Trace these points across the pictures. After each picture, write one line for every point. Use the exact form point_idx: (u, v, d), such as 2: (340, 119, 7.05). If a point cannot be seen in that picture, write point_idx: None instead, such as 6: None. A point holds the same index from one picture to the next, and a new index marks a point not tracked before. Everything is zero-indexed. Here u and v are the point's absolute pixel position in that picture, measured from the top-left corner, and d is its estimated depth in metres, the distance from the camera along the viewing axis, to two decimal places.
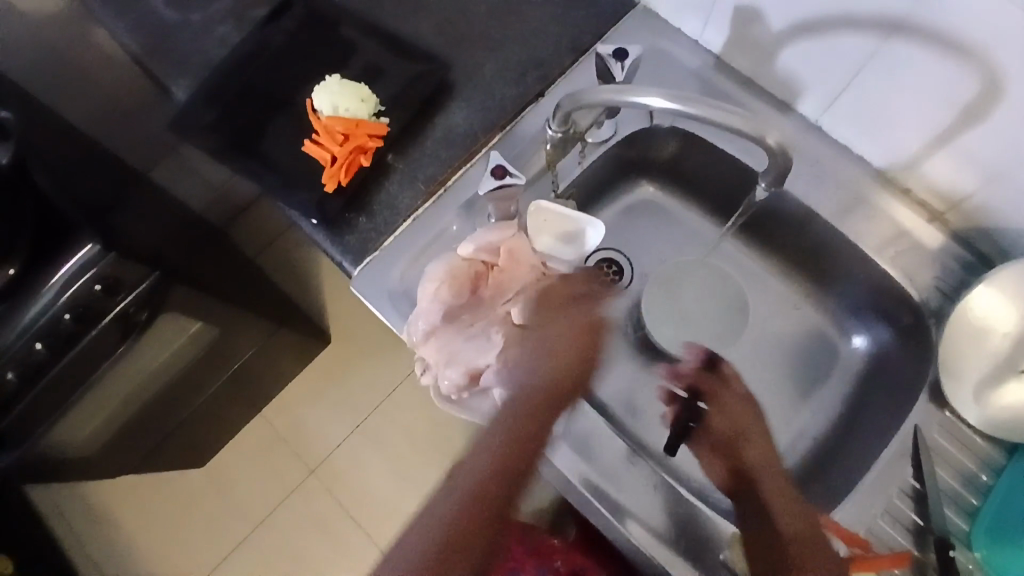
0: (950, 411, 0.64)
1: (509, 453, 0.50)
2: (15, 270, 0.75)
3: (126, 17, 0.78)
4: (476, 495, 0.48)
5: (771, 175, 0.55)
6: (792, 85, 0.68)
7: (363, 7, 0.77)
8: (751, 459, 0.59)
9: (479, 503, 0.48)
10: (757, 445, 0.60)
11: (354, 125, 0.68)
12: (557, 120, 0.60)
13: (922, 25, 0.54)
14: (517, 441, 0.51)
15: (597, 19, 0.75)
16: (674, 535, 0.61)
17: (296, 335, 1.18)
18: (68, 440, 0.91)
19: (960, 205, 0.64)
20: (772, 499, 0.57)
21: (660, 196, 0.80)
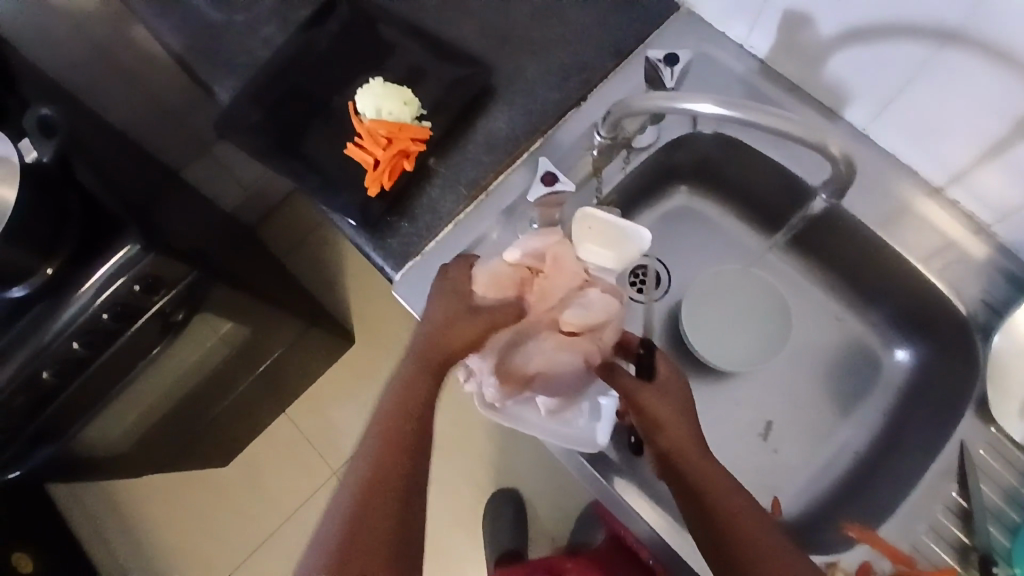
0: (997, 427, 0.62)
1: (403, 404, 0.50)
2: (53, 270, 0.74)
3: (170, 18, 0.81)
4: (385, 447, 0.48)
5: (832, 187, 0.55)
6: (838, 92, 0.67)
7: (405, 9, 0.78)
8: (669, 439, 0.54)
9: (391, 455, 0.48)
10: (672, 434, 0.54)
11: (397, 129, 0.68)
12: (607, 126, 0.60)
13: (977, 36, 0.52)
14: (407, 394, 0.50)
15: (641, 22, 0.74)
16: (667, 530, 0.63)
17: (325, 335, 1.19)
18: (102, 437, 0.92)
19: (1008, 218, 0.62)
20: (699, 481, 0.51)
21: (699, 202, 0.79)
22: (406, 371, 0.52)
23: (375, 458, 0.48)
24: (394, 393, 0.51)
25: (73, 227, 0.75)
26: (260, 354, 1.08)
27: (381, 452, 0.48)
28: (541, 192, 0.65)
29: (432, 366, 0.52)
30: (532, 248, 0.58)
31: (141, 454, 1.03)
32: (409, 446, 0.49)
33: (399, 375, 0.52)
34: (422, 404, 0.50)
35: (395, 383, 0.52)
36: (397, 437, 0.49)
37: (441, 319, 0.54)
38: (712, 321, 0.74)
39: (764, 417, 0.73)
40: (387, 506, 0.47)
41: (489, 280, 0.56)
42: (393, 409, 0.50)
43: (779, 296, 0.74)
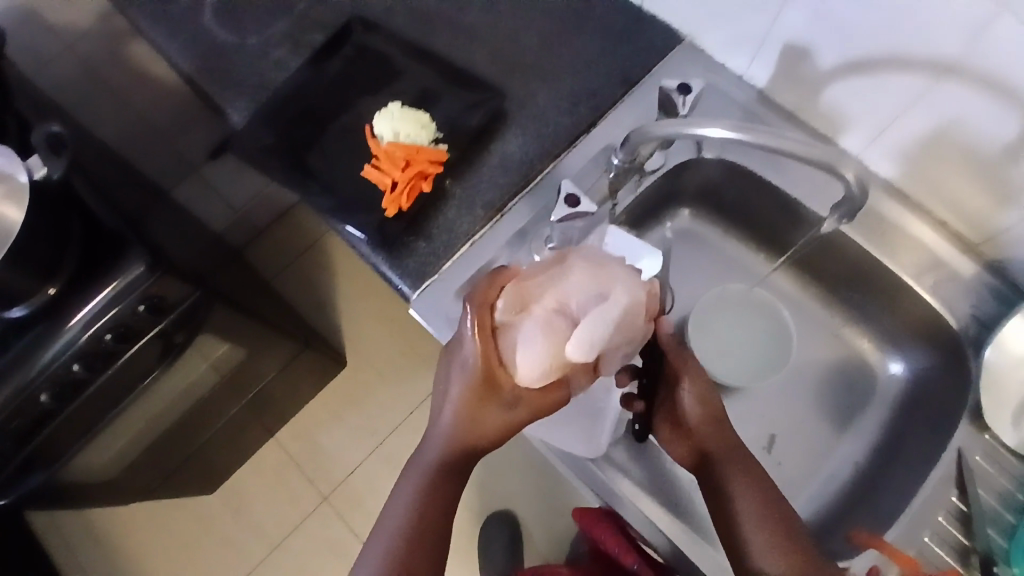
0: (990, 434, 0.66)
1: (424, 504, 0.53)
2: (55, 291, 0.73)
3: (182, 42, 0.81)
4: (408, 543, 0.52)
5: (845, 209, 0.58)
6: (835, 120, 0.71)
7: (418, 35, 0.80)
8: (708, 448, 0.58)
9: (411, 551, 0.52)
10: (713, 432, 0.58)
11: (415, 151, 0.70)
12: (624, 151, 0.63)
13: (970, 70, 0.56)
14: (430, 495, 0.53)
15: (646, 53, 0.78)
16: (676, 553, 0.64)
17: (316, 357, 1.18)
18: (92, 465, 0.89)
19: (995, 239, 0.67)
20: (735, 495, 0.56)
21: (699, 224, 0.83)
22: (425, 473, 0.54)
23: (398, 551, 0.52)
24: (415, 491, 0.54)
25: (74, 249, 0.74)
26: (252, 381, 1.07)
27: (403, 546, 0.52)
28: (566, 213, 0.65)
29: (452, 466, 0.54)
30: (591, 337, 0.53)
31: (127, 482, 1.00)
32: (428, 543, 0.53)
33: (420, 472, 0.54)
34: (441, 508, 0.53)
35: (415, 480, 0.54)
36: (419, 536, 0.52)
37: (466, 408, 0.53)
38: (717, 341, 0.77)
39: (769, 434, 0.76)
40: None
41: (538, 374, 0.53)
42: (415, 509, 0.53)
43: (783, 315, 0.77)
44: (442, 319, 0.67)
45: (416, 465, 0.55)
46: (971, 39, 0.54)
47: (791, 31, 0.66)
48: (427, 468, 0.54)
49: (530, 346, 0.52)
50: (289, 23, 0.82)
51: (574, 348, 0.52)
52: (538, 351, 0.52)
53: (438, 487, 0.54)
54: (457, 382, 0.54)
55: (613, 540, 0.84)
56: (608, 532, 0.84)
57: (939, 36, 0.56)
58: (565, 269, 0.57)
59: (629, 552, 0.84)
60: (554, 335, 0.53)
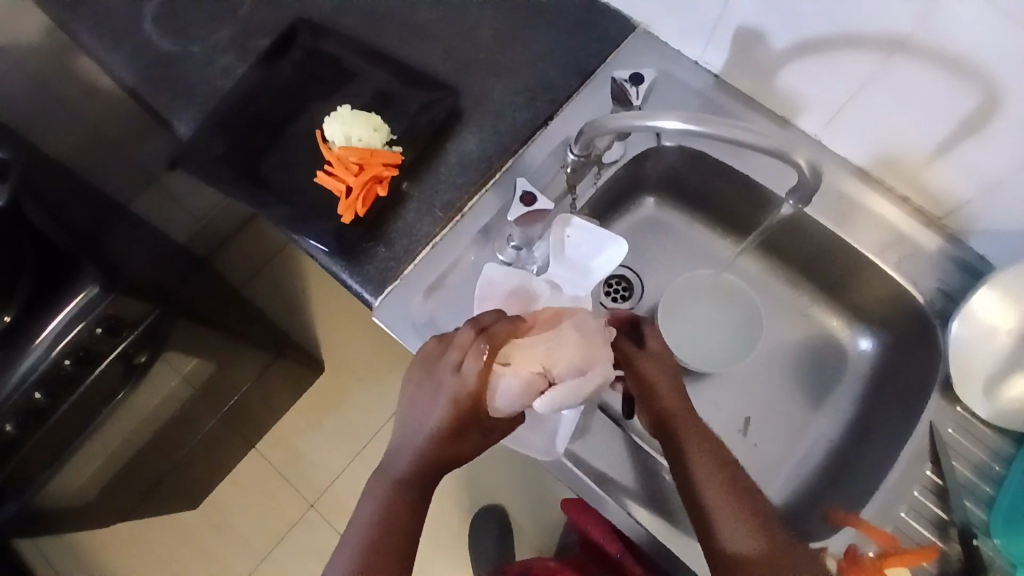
0: (962, 406, 0.66)
1: (390, 513, 0.52)
2: (10, 317, 0.71)
3: (125, 54, 0.79)
4: (376, 542, 0.51)
5: (800, 193, 0.56)
6: (792, 102, 0.70)
7: (368, 36, 0.78)
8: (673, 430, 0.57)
9: (378, 561, 0.50)
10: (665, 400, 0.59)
11: (369, 154, 0.68)
12: (579, 145, 0.62)
13: (923, 46, 0.56)
14: (396, 505, 0.52)
15: (600, 41, 0.77)
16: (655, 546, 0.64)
17: (292, 365, 1.16)
18: (65, 491, 0.88)
19: (957, 212, 0.67)
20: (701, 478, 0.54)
21: (664, 211, 0.82)
22: (390, 485, 0.53)
23: (362, 561, 0.50)
24: (380, 500, 0.52)
25: (28, 271, 0.72)
26: (227, 393, 1.06)
27: (366, 557, 0.50)
28: (522, 211, 0.65)
29: (420, 477, 0.53)
30: (561, 399, 0.54)
31: (106, 504, 0.98)
32: (395, 551, 0.51)
33: (384, 484, 0.53)
34: (408, 518, 0.52)
35: (380, 490, 0.53)
36: (384, 546, 0.51)
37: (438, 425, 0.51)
38: (687, 330, 0.76)
39: (744, 418, 0.76)
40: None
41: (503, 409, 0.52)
42: (381, 518, 0.51)
43: (748, 299, 0.77)
44: (407, 326, 0.66)
45: (381, 477, 0.54)
46: (921, 15, 0.54)
47: (743, 15, 0.65)
48: (392, 479, 0.53)
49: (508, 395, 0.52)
50: (235, 29, 0.80)
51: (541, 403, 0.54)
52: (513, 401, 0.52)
53: (406, 497, 0.52)
54: (436, 409, 0.52)
55: (601, 531, 0.87)
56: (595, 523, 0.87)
57: (890, 14, 0.55)
58: (558, 334, 0.55)
59: (614, 543, 0.86)
60: (531, 396, 0.52)
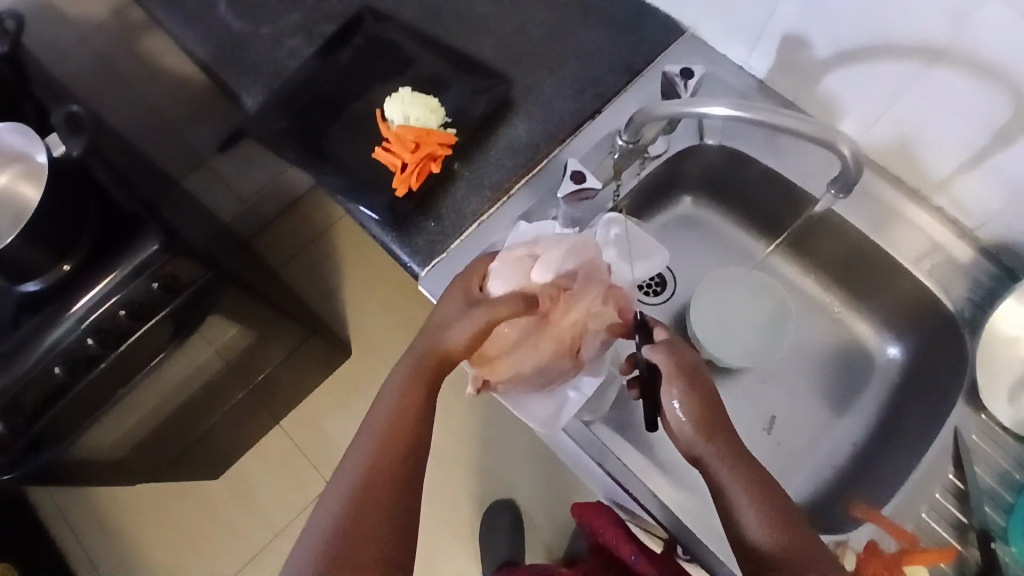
0: (987, 414, 0.67)
1: (397, 423, 0.53)
2: (70, 267, 0.74)
3: (197, 29, 0.83)
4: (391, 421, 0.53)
5: (840, 182, 0.59)
6: (833, 107, 0.73)
7: (428, 26, 0.82)
8: (699, 445, 0.53)
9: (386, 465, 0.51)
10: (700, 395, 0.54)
11: (425, 134, 0.72)
12: (628, 132, 0.65)
13: (963, 55, 0.58)
14: (404, 411, 0.53)
15: (649, 43, 0.80)
16: (678, 527, 0.65)
17: (323, 346, 1.19)
18: (96, 447, 0.89)
19: (990, 222, 0.69)
20: (728, 481, 0.51)
21: (700, 211, 0.85)
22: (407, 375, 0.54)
23: (375, 458, 0.51)
24: (391, 409, 0.54)
25: (90, 229, 0.75)
26: (257, 368, 1.08)
27: (379, 457, 0.52)
28: (571, 189, 0.68)
29: (423, 384, 0.54)
30: (554, 270, 0.62)
31: (131, 465, 1.00)
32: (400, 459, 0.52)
33: (397, 382, 0.55)
34: (415, 424, 0.53)
35: (389, 400, 0.54)
36: (393, 454, 0.52)
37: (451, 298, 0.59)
38: (716, 323, 0.78)
39: (770, 418, 0.77)
40: (383, 509, 0.50)
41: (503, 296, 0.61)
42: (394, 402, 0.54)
43: (782, 296, 0.79)
44: None
45: (391, 391, 0.55)
46: (960, 26, 0.57)
47: (789, 21, 0.69)
48: (400, 388, 0.54)
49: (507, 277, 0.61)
50: (303, 12, 0.84)
51: (539, 273, 0.61)
52: (509, 288, 0.60)
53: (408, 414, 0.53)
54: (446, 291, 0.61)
55: (615, 533, 0.86)
56: (609, 526, 0.87)
57: (931, 23, 0.58)
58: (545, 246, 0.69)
59: (627, 543, 0.84)
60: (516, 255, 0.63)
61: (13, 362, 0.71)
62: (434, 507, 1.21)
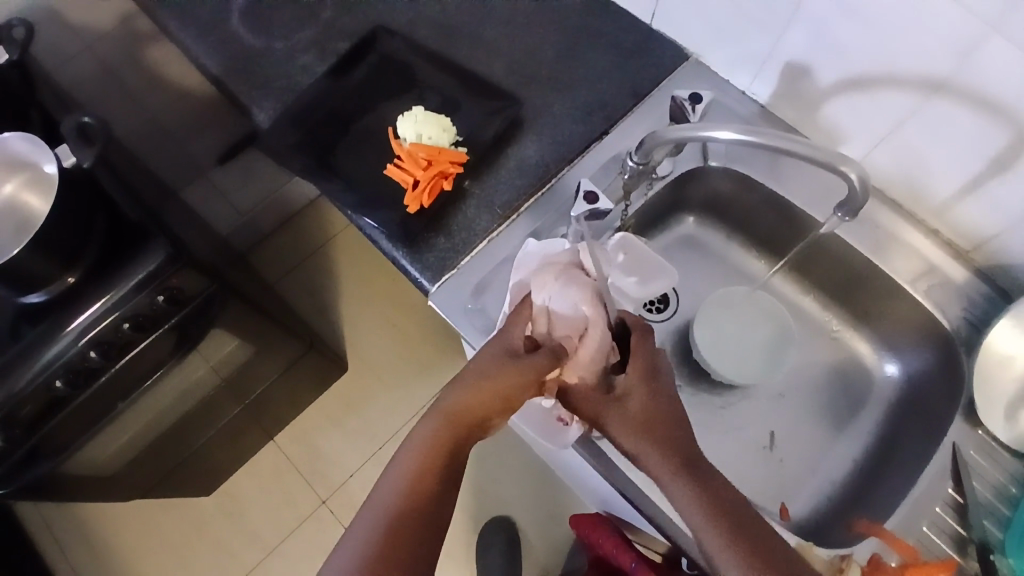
0: (983, 430, 0.69)
1: (415, 488, 0.52)
2: (74, 279, 0.73)
3: (210, 44, 0.84)
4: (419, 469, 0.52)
5: (846, 207, 0.61)
6: (833, 133, 0.75)
7: (439, 47, 0.84)
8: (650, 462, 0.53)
9: (399, 538, 0.50)
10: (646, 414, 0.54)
11: (437, 152, 0.73)
12: (639, 154, 0.67)
13: (960, 87, 0.61)
14: (432, 456, 0.53)
15: (654, 68, 0.82)
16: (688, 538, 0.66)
17: (318, 361, 1.19)
18: (91, 461, 0.87)
19: (984, 245, 0.71)
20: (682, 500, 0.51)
21: (702, 231, 0.87)
22: (436, 427, 0.54)
23: (399, 504, 0.51)
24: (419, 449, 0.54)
25: (96, 240, 0.74)
26: (253, 383, 1.07)
27: (404, 497, 0.51)
28: (585, 210, 0.69)
29: (452, 432, 0.54)
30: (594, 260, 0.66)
31: (123, 480, 0.98)
32: (414, 533, 0.50)
33: (428, 429, 0.55)
34: (443, 473, 0.53)
35: (406, 462, 0.53)
36: (409, 523, 0.50)
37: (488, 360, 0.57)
38: (719, 340, 0.80)
39: (770, 434, 0.79)
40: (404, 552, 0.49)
41: (575, 308, 0.61)
42: (424, 450, 0.53)
43: (782, 316, 0.81)
44: (460, 311, 0.70)
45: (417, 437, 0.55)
46: (959, 59, 0.59)
47: (791, 50, 0.71)
48: (431, 431, 0.54)
49: (561, 304, 0.61)
50: (316, 30, 0.85)
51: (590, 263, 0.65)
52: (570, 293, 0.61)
53: (426, 480, 0.52)
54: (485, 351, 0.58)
55: (613, 542, 0.88)
56: (608, 537, 0.89)
57: (930, 56, 0.61)
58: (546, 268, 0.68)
59: (627, 551, 0.86)
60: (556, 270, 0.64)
61: (12, 374, 0.70)
62: None
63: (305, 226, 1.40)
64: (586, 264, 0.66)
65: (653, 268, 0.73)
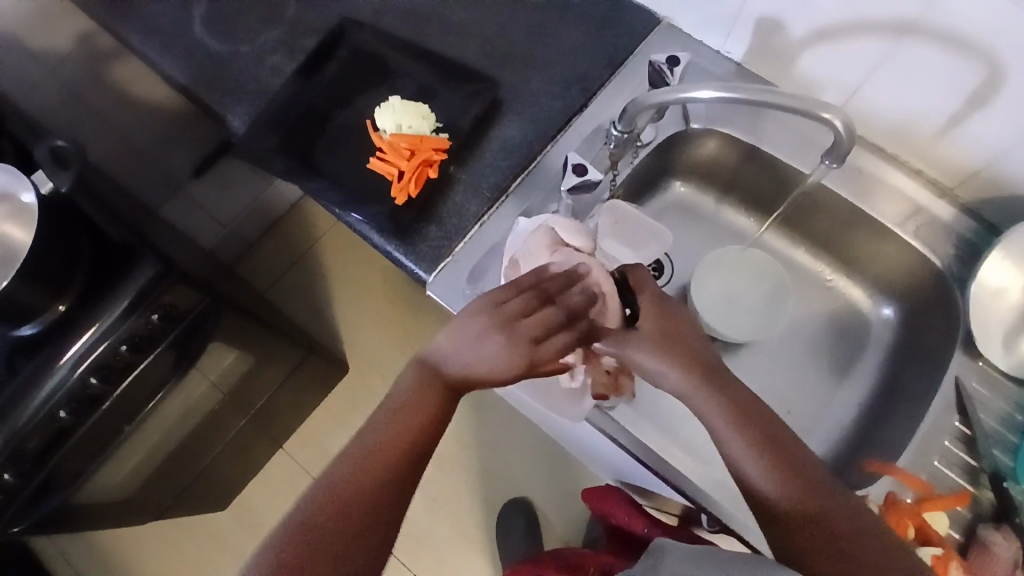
0: (983, 361, 0.70)
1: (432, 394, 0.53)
2: (65, 306, 0.72)
3: (175, 55, 0.82)
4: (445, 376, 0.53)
5: (834, 151, 0.61)
6: (810, 85, 0.76)
7: (410, 35, 0.83)
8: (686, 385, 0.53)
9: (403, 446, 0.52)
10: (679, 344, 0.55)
11: (419, 140, 0.72)
12: (623, 122, 0.67)
13: (931, 26, 0.61)
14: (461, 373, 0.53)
15: (627, 36, 0.82)
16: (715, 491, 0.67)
17: (321, 364, 1.19)
18: (104, 489, 0.87)
19: (968, 180, 0.72)
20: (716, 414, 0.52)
21: (690, 194, 0.87)
22: (480, 337, 0.52)
23: (413, 407, 0.53)
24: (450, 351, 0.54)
25: (85, 267, 0.72)
26: (257, 394, 1.06)
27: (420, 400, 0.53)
28: (575, 181, 0.69)
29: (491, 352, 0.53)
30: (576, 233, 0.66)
31: (137, 504, 0.97)
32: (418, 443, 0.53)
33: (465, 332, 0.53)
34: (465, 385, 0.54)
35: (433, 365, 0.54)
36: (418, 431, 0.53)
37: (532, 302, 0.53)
38: (719, 302, 0.80)
39: (777, 388, 0.80)
40: (408, 448, 0.52)
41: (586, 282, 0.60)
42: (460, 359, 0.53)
43: (777, 271, 0.81)
44: (460, 297, 0.69)
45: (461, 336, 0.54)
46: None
47: (761, 6, 0.71)
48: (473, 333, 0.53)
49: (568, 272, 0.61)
50: (283, 29, 0.84)
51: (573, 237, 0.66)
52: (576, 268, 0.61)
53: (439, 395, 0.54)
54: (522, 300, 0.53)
55: (625, 511, 0.90)
56: (620, 506, 0.91)
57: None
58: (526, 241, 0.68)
59: (639, 519, 0.88)
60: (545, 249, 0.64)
61: (14, 410, 0.69)
62: (445, 516, 1.21)
63: (288, 230, 1.38)
64: (569, 243, 0.66)
65: (645, 234, 0.74)
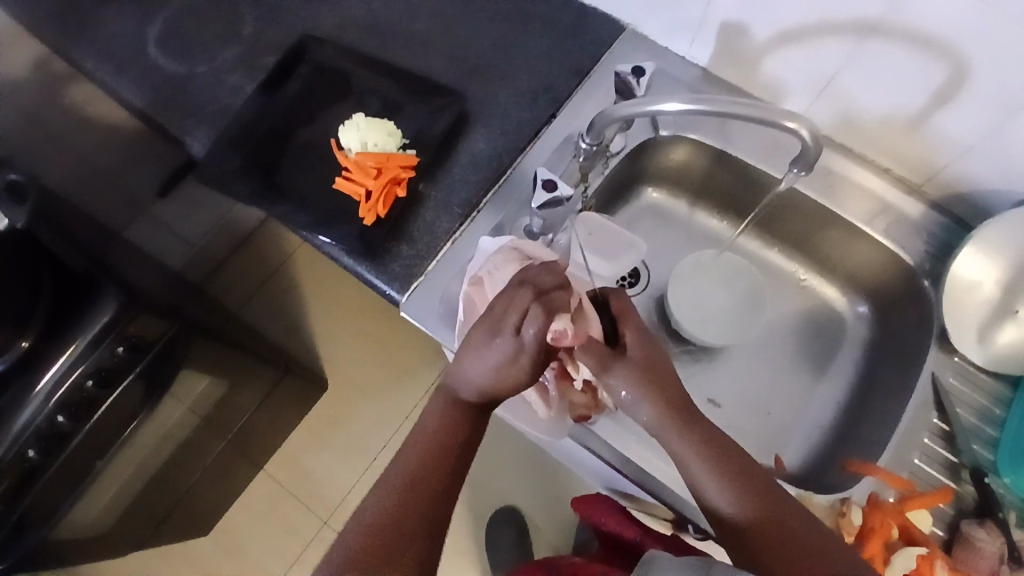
0: (958, 356, 0.71)
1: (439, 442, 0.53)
2: (28, 343, 0.67)
3: (132, 79, 0.81)
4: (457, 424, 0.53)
5: (802, 161, 0.61)
6: (777, 87, 0.76)
7: (372, 49, 0.82)
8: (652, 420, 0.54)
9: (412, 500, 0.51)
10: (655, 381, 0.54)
11: (386, 158, 0.71)
12: (590, 135, 0.66)
13: (897, 27, 0.61)
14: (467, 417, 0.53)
15: (593, 43, 0.81)
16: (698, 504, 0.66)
17: (299, 383, 1.18)
18: (82, 525, 0.85)
19: (935, 178, 0.73)
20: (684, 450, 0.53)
21: (662, 200, 0.87)
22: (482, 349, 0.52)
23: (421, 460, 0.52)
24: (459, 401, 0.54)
25: (48, 298, 0.68)
26: (234, 417, 1.05)
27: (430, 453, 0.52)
28: (547, 198, 0.65)
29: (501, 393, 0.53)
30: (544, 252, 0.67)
31: (117, 537, 0.95)
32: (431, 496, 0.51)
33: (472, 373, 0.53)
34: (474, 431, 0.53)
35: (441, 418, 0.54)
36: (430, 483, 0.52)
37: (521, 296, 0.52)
38: (697, 307, 0.80)
39: (756, 392, 0.80)
40: (422, 505, 0.51)
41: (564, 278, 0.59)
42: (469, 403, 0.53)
43: (752, 275, 0.81)
44: (433, 318, 0.68)
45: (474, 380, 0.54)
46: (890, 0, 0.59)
47: (726, 12, 0.71)
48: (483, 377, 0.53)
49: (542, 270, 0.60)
50: (241, 47, 0.83)
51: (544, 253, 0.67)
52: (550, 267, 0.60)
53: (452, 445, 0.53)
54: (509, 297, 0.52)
55: (616, 519, 0.90)
56: (609, 513, 0.91)
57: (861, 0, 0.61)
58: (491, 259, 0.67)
59: (630, 525, 0.87)
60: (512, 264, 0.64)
61: None
62: None
63: None
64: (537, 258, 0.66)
65: (620, 245, 0.74)
